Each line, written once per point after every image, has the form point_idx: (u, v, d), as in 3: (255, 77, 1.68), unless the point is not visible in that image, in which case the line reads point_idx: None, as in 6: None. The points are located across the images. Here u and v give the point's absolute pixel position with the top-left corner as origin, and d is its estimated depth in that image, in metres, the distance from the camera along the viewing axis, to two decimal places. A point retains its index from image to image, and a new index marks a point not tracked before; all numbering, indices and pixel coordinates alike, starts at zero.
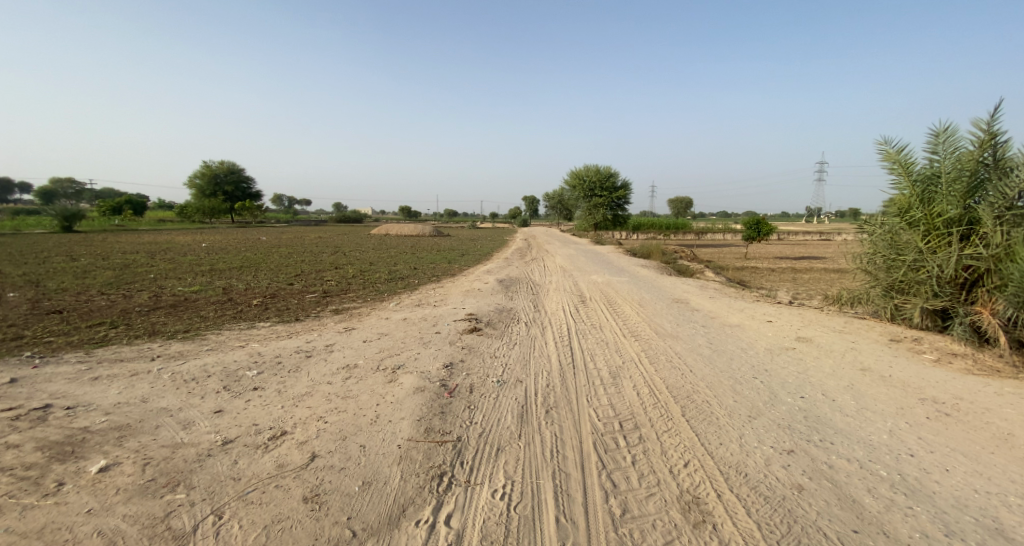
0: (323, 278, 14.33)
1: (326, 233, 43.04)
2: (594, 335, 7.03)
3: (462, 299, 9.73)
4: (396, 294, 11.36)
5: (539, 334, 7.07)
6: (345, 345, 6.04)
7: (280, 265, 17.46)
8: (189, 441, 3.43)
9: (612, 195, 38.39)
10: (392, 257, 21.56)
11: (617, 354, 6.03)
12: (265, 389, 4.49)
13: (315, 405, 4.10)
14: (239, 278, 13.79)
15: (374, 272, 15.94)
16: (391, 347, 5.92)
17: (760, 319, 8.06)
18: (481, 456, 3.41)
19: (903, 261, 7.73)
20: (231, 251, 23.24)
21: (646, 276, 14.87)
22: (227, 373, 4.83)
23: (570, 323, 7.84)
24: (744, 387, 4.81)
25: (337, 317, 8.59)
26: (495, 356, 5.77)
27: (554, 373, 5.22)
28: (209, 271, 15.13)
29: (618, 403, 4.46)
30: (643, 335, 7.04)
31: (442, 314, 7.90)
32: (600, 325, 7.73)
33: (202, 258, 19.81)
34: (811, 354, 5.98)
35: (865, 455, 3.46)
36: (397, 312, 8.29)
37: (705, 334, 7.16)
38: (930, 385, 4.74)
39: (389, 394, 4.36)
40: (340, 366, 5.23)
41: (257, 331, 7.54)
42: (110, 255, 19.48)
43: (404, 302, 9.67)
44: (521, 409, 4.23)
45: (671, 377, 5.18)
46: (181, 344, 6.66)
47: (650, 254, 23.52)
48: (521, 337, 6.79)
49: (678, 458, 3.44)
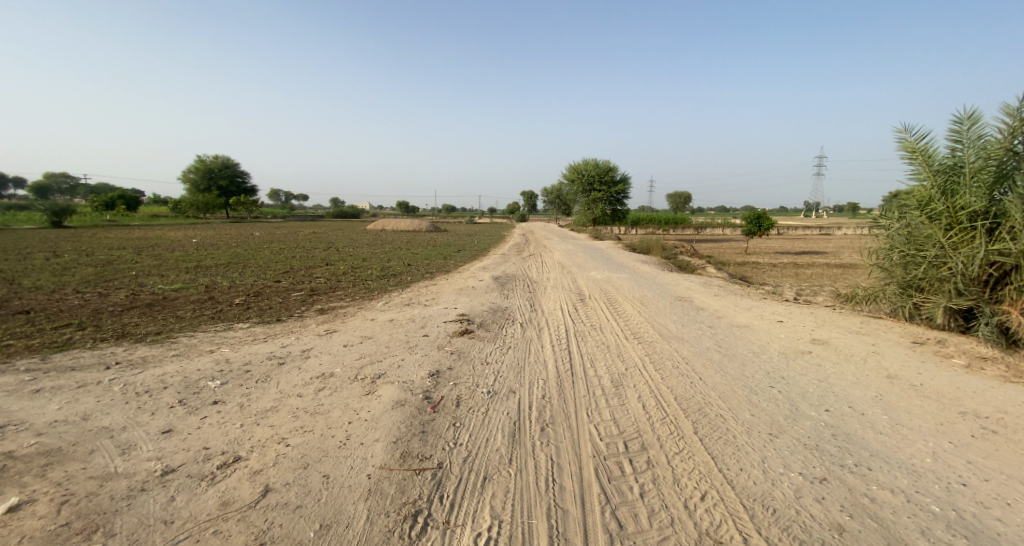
0: (312, 275, 13.78)
1: (322, 229, 42.37)
2: (594, 337, 6.53)
3: (455, 297, 9.22)
4: (387, 292, 10.84)
5: (535, 336, 6.57)
6: (323, 350, 5.55)
7: (270, 262, 16.95)
8: (124, 471, 2.94)
9: (611, 189, 37.83)
10: (386, 253, 21.00)
11: (619, 358, 5.56)
12: (226, 404, 4.00)
13: (278, 424, 3.61)
14: (224, 276, 13.24)
15: (366, 269, 15.38)
16: (373, 353, 5.42)
17: (771, 319, 7.56)
18: (465, 487, 2.92)
19: (924, 257, 7.25)
20: (221, 248, 22.61)
21: (647, 272, 14.36)
22: (186, 386, 4.32)
23: (569, 324, 7.34)
24: (762, 399, 4.33)
25: (321, 317, 8.08)
26: (486, 363, 5.28)
27: (551, 382, 4.74)
28: (194, 268, 14.59)
29: (623, 418, 3.97)
30: (647, 338, 6.55)
31: (432, 315, 7.40)
32: (600, 325, 7.25)
33: (190, 254, 19.29)
34: (831, 358, 5.50)
35: (909, 485, 2.98)
36: (384, 313, 7.78)
37: (713, 336, 6.68)
38: (967, 396, 4.28)
39: (364, 409, 3.87)
40: (314, 375, 4.74)
41: (233, 334, 7.02)
42: (95, 251, 18.94)
43: (394, 301, 9.15)
44: (513, 427, 3.75)
45: (679, 387, 4.70)
46: (146, 349, 6.14)
47: (650, 249, 23.07)
48: (516, 340, 6.30)
49: (694, 488, 2.96)
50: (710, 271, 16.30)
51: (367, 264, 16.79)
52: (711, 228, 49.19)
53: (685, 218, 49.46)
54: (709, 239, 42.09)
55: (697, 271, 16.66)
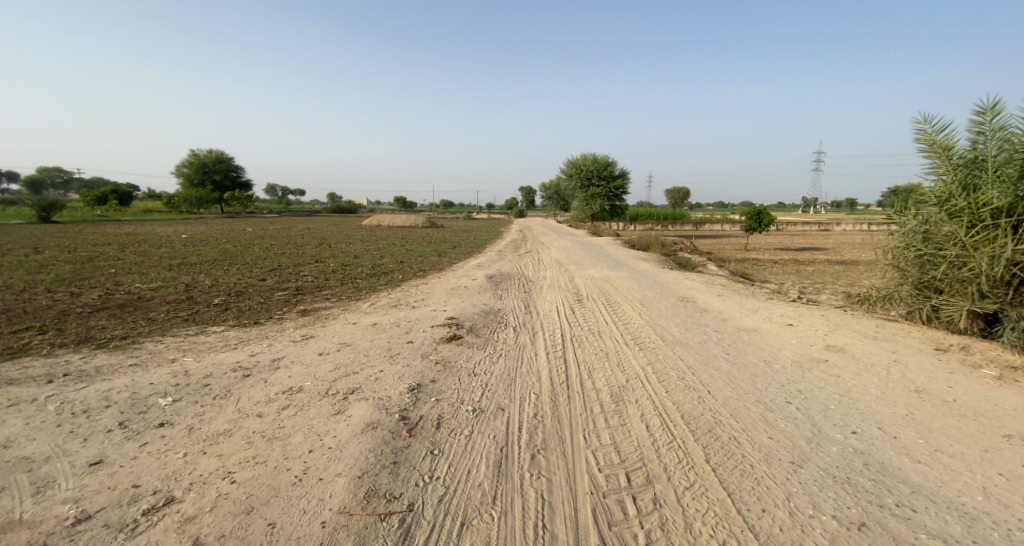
0: (300, 273, 13.26)
1: (318, 224, 41.76)
2: (592, 343, 6.05)
3: (445, 298, 8.73)
4: (375, 291, 10.34)
5: (528, 342, 6.09)
6: (294, 359, 5.06)
7: (258, 259, 16.42)
8: (30, 519, 2.48)
9: (611, 184, 37.31)
10: (379, 250, 20.43)
11: (619, 369, 5.09)
12: (173, 427, 3.52)
13: (227, 452, 3.13)
14: (208, 273, 12.72)
15: (357, 267, 14.87)
16: (349, 364, 4.94)
17: (780, 322, 7.09)
18: (437, 536, 2.45)
19: (943, 256, 6.77)
20: (211, 244, 22.01)
21: (648, 270, 13.87)
22: (132, 405, 3.85)
23: (565, 328, 6.85)
24: (779, 419, 3.87)
25: (301, 319, 7.60)
26: (474, 374, 4.81)
27: (544, 398, 4.26)
28: (177, 265, 14.05)
29: (624, 442, 3.50)
30: (648, 344, 6.07)
31: (418, 317, 6.92)
32: (599, 330, 6.77)
33: (177, 250, 18.77)
34: (850, 368, 5.03)
35: (962, 532, 2.52)
36: (369, 315, 7.28)
37: (720, 342, 6.21)
38: (1009, 415, 3.82)
39: (330, 433, 3.39)
40: (280, 389, 4.25)
41: (204, 338, 6.52)
42: (78, 248, 18.39)
43: (381, 302, 8.65)
44: (499, 454, 3.28)
45: (686, 403, 4.23)
46: (105, 356, 5.65)
47: (649, 246, 22.59)
48: (507, 347, 5.82)
49: (709, 537, 2.49)
50: (712, 269, 15.80)
51: (358, 261, 16.28)
52: (710, 224, 48.70)
53: (684, 214, 48.94)
54: (708, 235, 41.62)
55: (699, 269, 16.18)
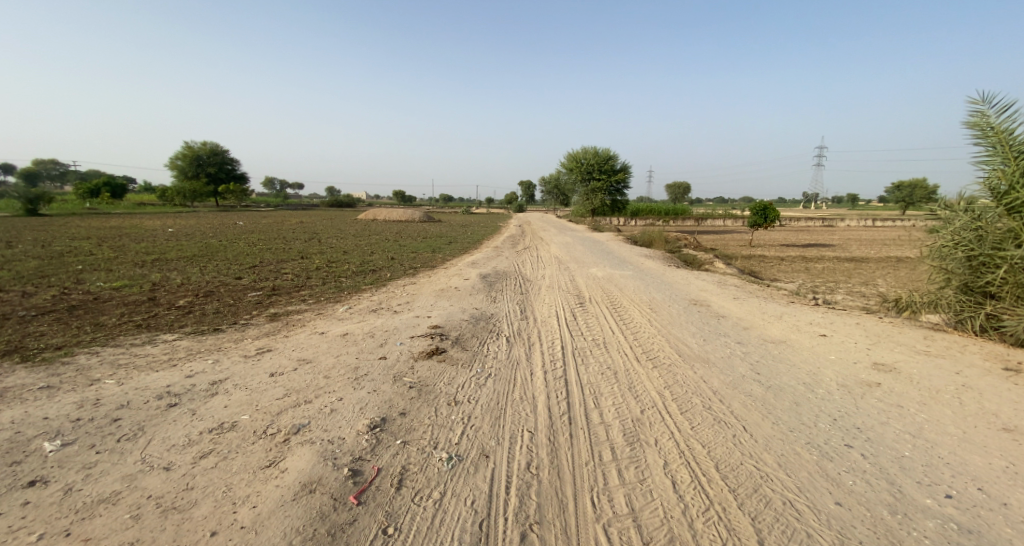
0: (281, 271, 12.35)
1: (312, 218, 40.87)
2: (597, 359, 5.17)
3: (433, 301, 7.83)
4: (358, 292, 9.44)
5: (523, 357, 5.22)
6: (238, 382, 4.17)
7: (240, 255, 15.48)
8: None
9: (612, 178, 36.35)
10: (370, 246, 19.46)
11: (632, 395, 4.21)
12: (44, 489, 2.63)
13: (100, 537, 2.25)
14: (181, 271, 11.79)
15: (343, 264, 13.93)
16: (304, 389, 4.06)
17: (811, 332, 6.21)
18: None
19: (1002, 257, 5.89)
20: (195, 238, 21.03)
21: (653, 269, 12.96)
22: (4, 453, 2.94)
23: (566, 339, 5.98)
24: (843, 474, 2.99)
25: (268, 326, 6.70)
26: (455, 402, 3.93)
27: (540, 440, 3.39)
28: (150, 262, 13.08)
29: (646, 512, 2.63)
30: (664, 361, 5.20)
31: (398, 325, 6.04)
32: (605, 341, 5.89)
33: (158, 244, 17.85)
34: (910, 395, 4.17)
35: None
36: (342, 322, 6.38)
37: (746, 357, 5.34)
38: None
39: (251, 501, 2.52)
40: (207, 426, 3.36)
41: (148, 351, 5.62)
42: (53, 241, 17.47)
43: (360, 305, 7.76)
44: (478, 535, 2.42)
45: (719, 446, 3.36)
46: (20, 373, 4.74)
47: (651, 242, 21.71)
48: (498, 364, 4.94)
49: None
50: (720, 267, 14.92)
51: (347, 258, 15.36)
52: (712, 219, 47.75)
53: (686, 209, 47.96)
54: (710, 231, 40.66)
55: (706, 267, 15.30)
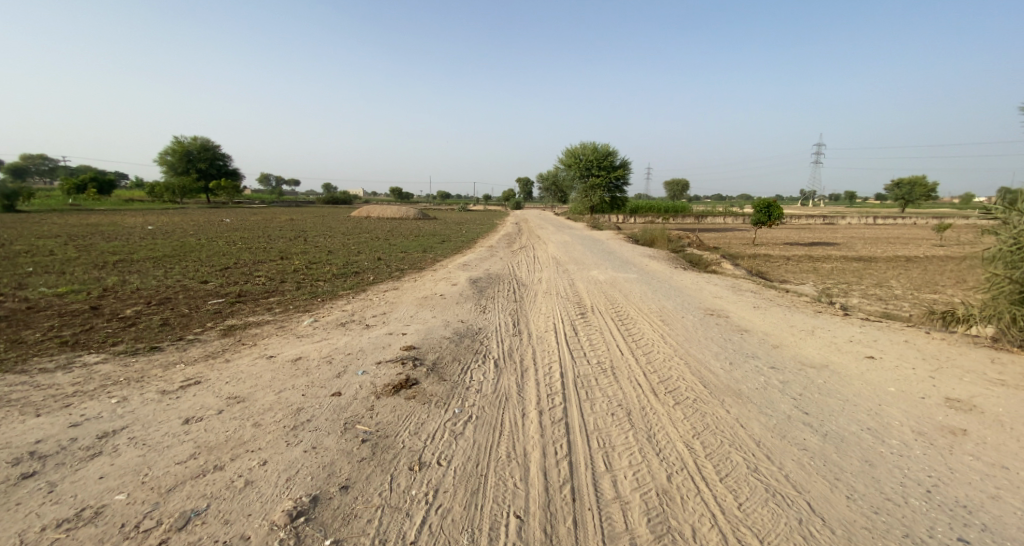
0: (253, 274, 11.29)
1: (304, 215, 39.63)
2: (604, 394, 4.18)
3: (412, 312, 6.81)
4: (332, 300, 8.40)
5: (514, 390, 4.23)
6: (136, 436, 3.18)
7: (215, 255, 14.39)
8: None
9: (611, 174, 35.24)
10: (357, 245, 18.38)
11: (653, 453, 3.22)
12: None
13: None
14: (142, 274, 10.71)
15: (323, 265, 12.87)
16: (220, 445, 3.06)
17: (857, 355, 5.23)
18: None
19: None
20: (173, 237, 19.84)
21: (659, 271, 11.96)
22: None
23: (565, 363, 4.98)
24: None
25: (214, 345, 5.67)
26: (418, 467, 2.93)
27: (530, 535, 2.40)
28: (111, 264, 11.97)
29: None
30: (686, 396, 4.21)
31: (364, 346, 5.03)
32: (612, 366, 4.89)
33: (130, 244, 16.72)
34: (1015, 449, 3.21)
35: None
36: (300, 341, 5.35)
37: (788, 389, 4.35)
38: None
39: None
40: (58, 518, 2.39)
41: (55, 380, 4.58)
42: (14, 240, 16.29)
43: (328, 317, 6.73)
44: None
45: (783, 542, 2.37)
46: None
47: (653, 241, 20.72)
48: (482, 402, 3.94)
49: None
50: (729, 269, 13.95)
51: (329, 259, 14.26)
52: (713, 217, 46.84)
53: (685, 206, 46.91)
54: (711, 229, 39.68)
55: (713, 269, 14.31)
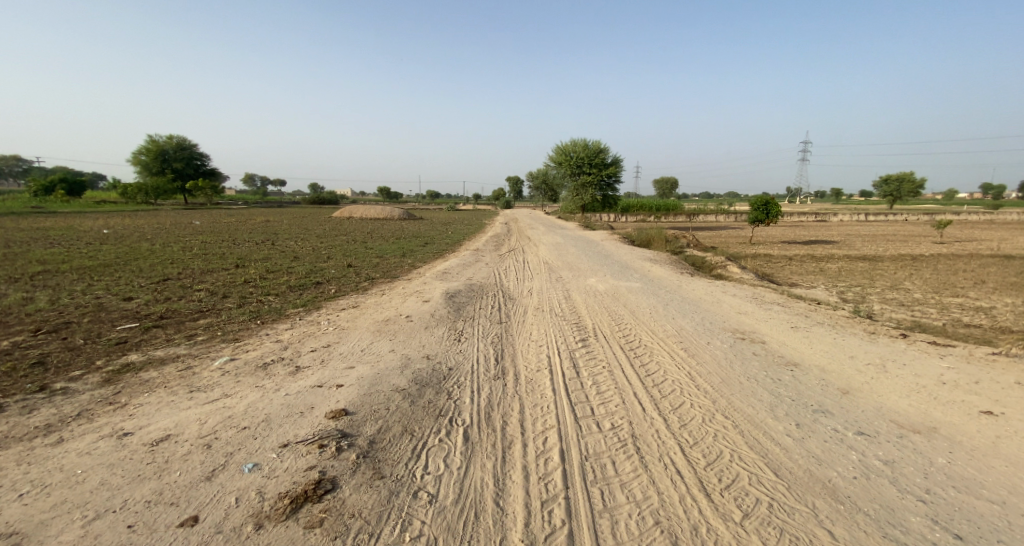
0: (193, 287, 9.59)
1: (280, 216, 37.59)
2: (630, 499, 2.67)
3: (364, 344, 5.26)
4: (273, 323, 6.80)
5: (489, 493, 2.70)
6: None
7: (160, 263, 12.60)
8: None
9: (602, 171, 33.78)
10: (329, 249, 16.72)
11: None
12: None
13: None
14: (55, 289, 8.96)
15: (282, 275, 11.23)
16: None
17: (966, 410, 3.76)
18: None
19: None
20: (124, 241, 17.96)
21: (664, 279, 10.53)
22: None
23: (567, 429, 3.46)
24: None
25: (72, 402, 4.02)
26: None
27: None
28: (25, 276, 10.15)
29: None
30: (756, 497, 2.72)
31: (273, 410, 3.46)
32: (634, 437, 3.35)
33: (70, 249, 14.86)
34: None
35: None
36: (189, 399, 3.77)
37: (905, 481, 2.86)
38: None
39: None
40: None
41: None
42: None
43: (253, 353, 5.13)
44: None
45: None
46: None
47: (649, 242, 19.38)
48: (434, 526, 2.41)
49: None
50: (739, 273, 12.52)
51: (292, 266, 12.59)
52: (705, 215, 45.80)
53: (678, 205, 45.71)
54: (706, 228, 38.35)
55: (721, 274, 12.93)
